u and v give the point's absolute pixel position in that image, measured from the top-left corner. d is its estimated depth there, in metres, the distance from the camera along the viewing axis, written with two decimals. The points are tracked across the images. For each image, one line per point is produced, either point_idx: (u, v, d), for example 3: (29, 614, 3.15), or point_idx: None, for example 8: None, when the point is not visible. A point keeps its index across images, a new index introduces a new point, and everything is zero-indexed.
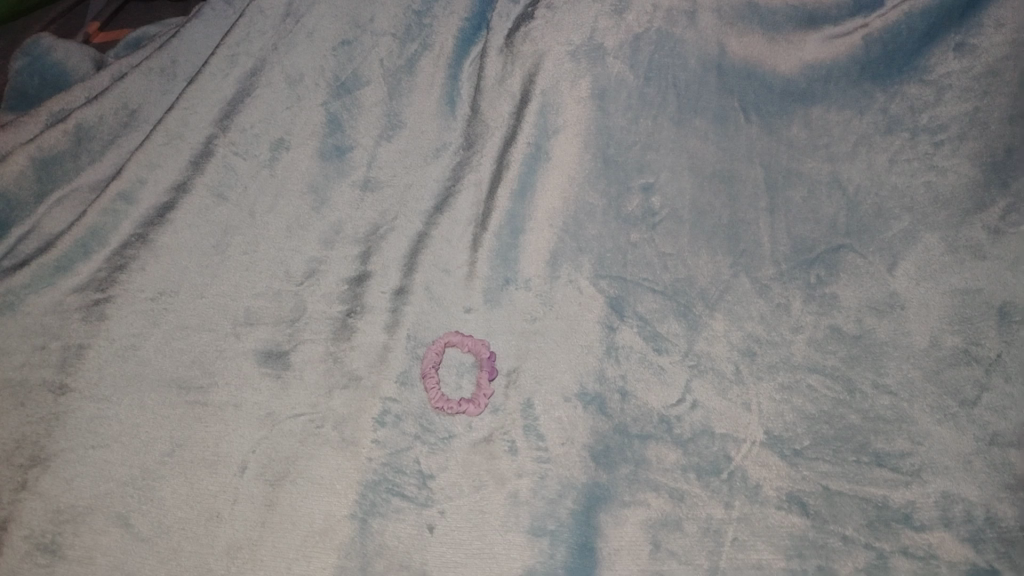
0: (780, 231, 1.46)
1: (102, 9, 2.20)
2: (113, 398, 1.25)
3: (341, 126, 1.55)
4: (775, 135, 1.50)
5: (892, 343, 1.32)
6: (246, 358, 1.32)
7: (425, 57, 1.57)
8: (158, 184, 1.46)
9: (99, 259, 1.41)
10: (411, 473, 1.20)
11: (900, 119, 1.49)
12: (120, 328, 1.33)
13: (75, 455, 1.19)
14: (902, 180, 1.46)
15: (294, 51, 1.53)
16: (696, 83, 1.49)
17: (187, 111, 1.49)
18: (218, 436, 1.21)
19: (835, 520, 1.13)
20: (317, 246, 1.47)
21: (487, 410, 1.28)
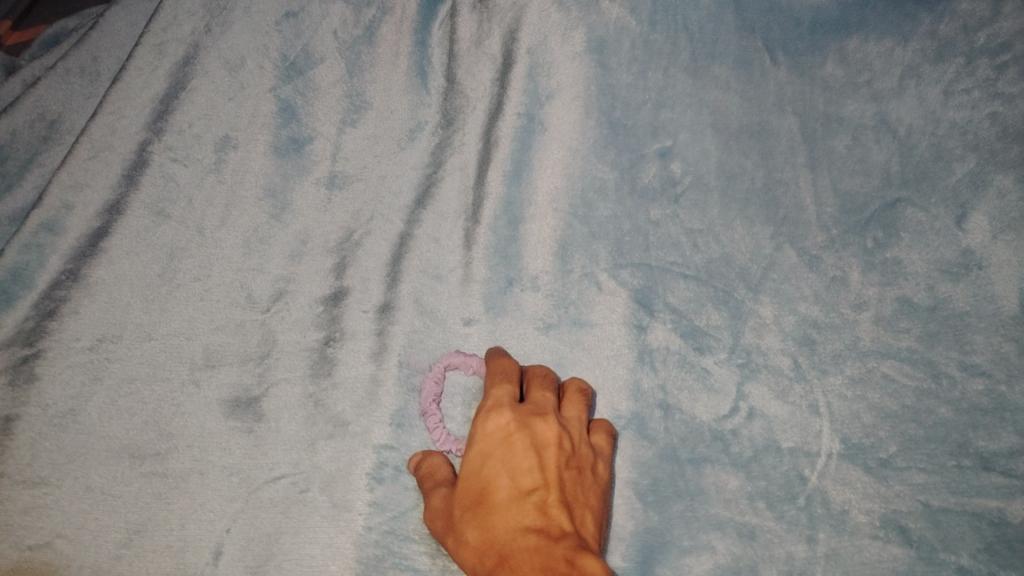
0: (825, 189, 1.23)
1: None
2: (51, 480, 1.04)
3: (296, 114, 1.29)
4: (806, 76, 1.27)
5: (974, 312, 1.11)
6: (209, 411, 1.10)
7: (386, 23, 1.33)
8: (87, 208, 1.21)
9: (24, 308, 1.15)
10: (420, 539, 1.02)
11: (953, 42, 1.24)
12: (54, 390, 1.11)
13: (8, 563, 0.98)
14: (963, 114, 1.22)
15: (230, 32, 1.29)
16: (709, 23, 1.29)
17: (114, 117, 1.25)
18: (184, 515, 1.02)
19: (945, 548, 0.97)
20: (282, 262, 1.22)
21: None
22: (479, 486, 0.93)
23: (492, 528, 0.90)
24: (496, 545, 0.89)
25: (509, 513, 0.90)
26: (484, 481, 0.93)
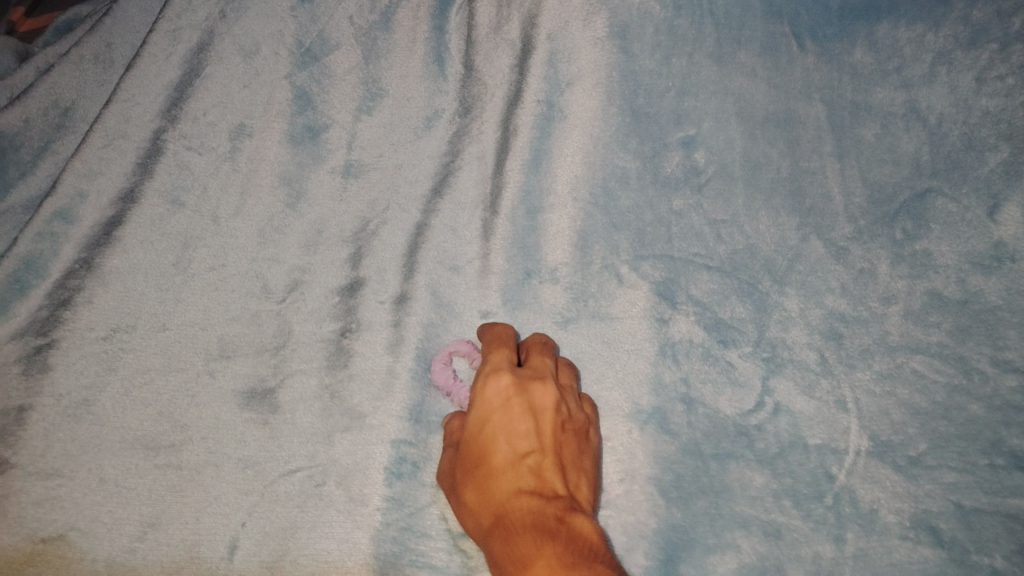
0: (852, 178, 1.20)
1: None
2: (65, 471, 1.02)
3: (311, 101, 1.27)
4: (836, 63, 1.24)
5: (1008, 306, 1.08)
6: (224, 402, 1.08)
7: (403, 8, 1.31)
8: (101, 196, 1.20)
9: (39, 296, 1.15)
10: (438, 535, 0.99)
11: (986, 28, 1.20)
12: (68, 380, 1.09)
13: (20, 555, 0.96)
14: (996, 102, 1.18)
15: (246, 17, 1.29)
16: (735, 7, 1.27)
17: (129, 104, 1.24)
18: (199, 508, 1.00)
19: (978, 549, 0.93)
20: (297, 252, 1.20)
21: None
22: (478, 449, 0.89)
23: (491, 491, 0.86)
24: (491, 506, 0.85)
25: (506, 477, 0.86)
26: (483, 444, 0.89)
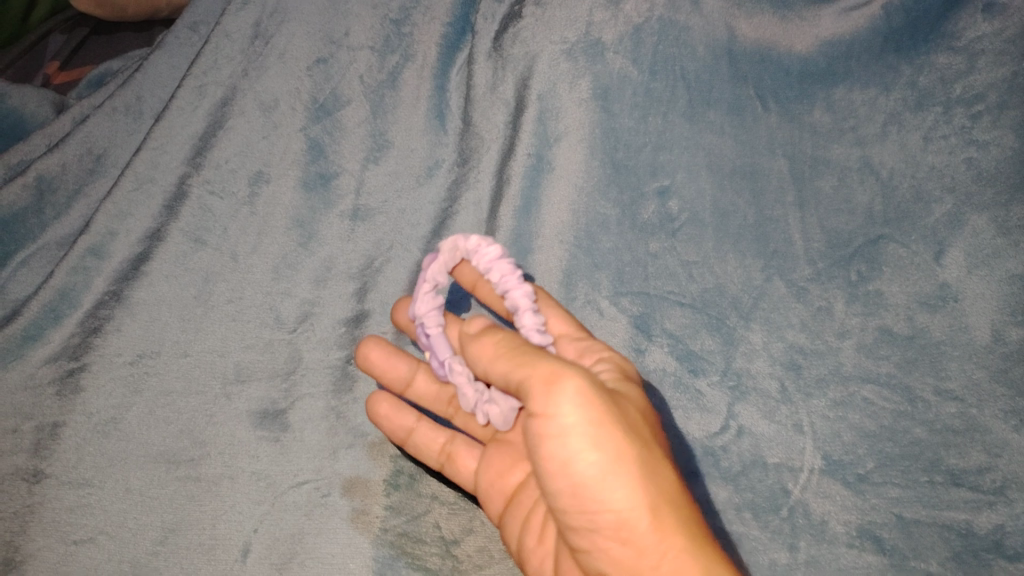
0: (812, 225, 1.31)
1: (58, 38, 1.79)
2: (94, 482, 1.16)
3: (323, 151, 1.39)
4: (797, 122, 1.36)
5: (951, 342, 1.18)
6: (239, 422, 1.22)
7: (409, 69, 1.42)
8: (130, 235, 1.33)
9: (71, 324, 1.27)
10: (432, 541, 1.13)
11: (931, 92, 1.31)
12: (98, 400, 1.23)
13: (55, 556, 1.11)
14: (941, 159, 1.28)
15: (266, 75, 1.41)
16: (706, 71, 1.38)
17: (157, 152, 1.37)
18: (215, 516, 1.14)
19: (916, 556, 1.06)
20: (308, 286, 1.32)
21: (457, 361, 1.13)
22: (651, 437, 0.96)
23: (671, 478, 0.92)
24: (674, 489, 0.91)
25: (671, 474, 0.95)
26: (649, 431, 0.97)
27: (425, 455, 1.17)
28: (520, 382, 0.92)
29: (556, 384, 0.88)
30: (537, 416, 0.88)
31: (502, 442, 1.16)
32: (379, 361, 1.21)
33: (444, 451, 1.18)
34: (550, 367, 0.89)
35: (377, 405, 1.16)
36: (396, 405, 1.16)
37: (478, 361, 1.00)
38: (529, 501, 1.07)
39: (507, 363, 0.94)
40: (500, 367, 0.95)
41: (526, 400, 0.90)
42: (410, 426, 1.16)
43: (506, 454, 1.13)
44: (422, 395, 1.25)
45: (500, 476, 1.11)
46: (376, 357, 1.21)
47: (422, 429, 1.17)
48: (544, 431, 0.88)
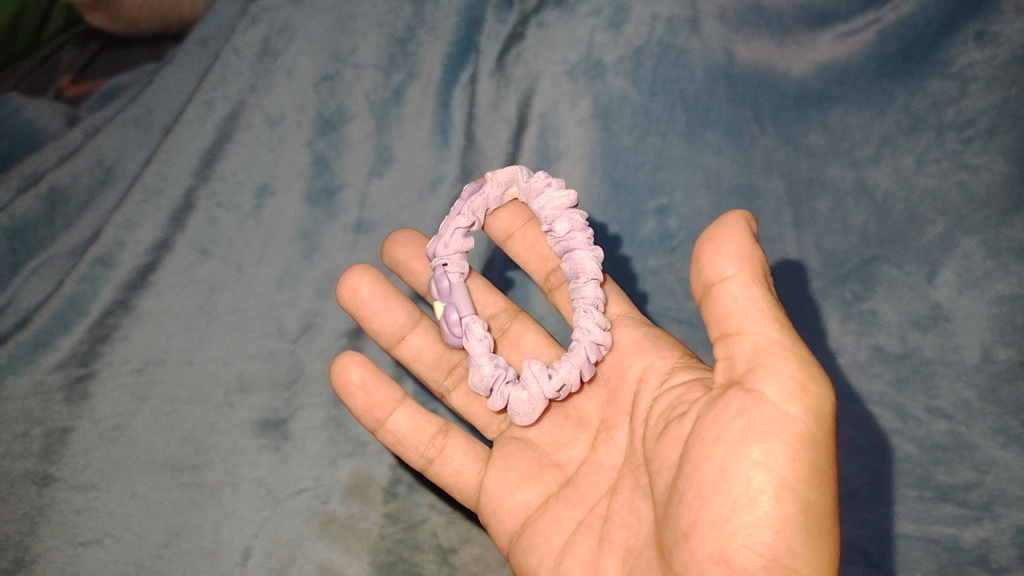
0: (809, 245, 1.33)
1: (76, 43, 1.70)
2: (101, 486, 1.20)
3: (329, 165, 1.43)
4: (794, 143, 1.38)
5: (941, 360, 1.19)
6: (240, 430, 1.24)
7: (413, 86, 1.45)
8: (138, 245, 1.36)
9: (80, 332, 1.31)
10: (428, 549, 1.14)
11: (924, 117, 1.31)
12: (104, 407, 1.27)
13: (62, 557, 1.14)
14: (934, 181, 1.28)
15: (273, 92, 1.43)
16: (704, 93, 1.41)
17: (166, 163, 1.40)
18: (218, 520, 1.16)
19: (903, 569, 1.08)
20: (311, 298, 1.35)
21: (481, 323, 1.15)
22: None
23: None
24: None
25: None
26: None
27: (410, 443, 1.13)
28: (762, 350, 0.81)
29: (807, 387, 0.78)
30: (767, 403, 0.78)
31: (509, 452, 1.08)
32: (379, 299, 1.20)
33: (433, 447, 1.12)
34: (816, 368, 0.79)
35: (348, 373, 1.14)
36: (372, 374, 1.14)
37: (729, 255, 0.84)
38: (561, 530, 0.96)
39: (762, 307, 0.82)
40: (748, 302, 0.83)
41: (756, 378, 0.80)
42: (385, 402, 1.14)
43: (515, 466, 1.05)
44: (416, 360, 1.22)
45: (511, 495, 1.03)
46: (366, 283, 1.20)
47: (399, 416, 1.14)
48: (767, 423, 0.77)
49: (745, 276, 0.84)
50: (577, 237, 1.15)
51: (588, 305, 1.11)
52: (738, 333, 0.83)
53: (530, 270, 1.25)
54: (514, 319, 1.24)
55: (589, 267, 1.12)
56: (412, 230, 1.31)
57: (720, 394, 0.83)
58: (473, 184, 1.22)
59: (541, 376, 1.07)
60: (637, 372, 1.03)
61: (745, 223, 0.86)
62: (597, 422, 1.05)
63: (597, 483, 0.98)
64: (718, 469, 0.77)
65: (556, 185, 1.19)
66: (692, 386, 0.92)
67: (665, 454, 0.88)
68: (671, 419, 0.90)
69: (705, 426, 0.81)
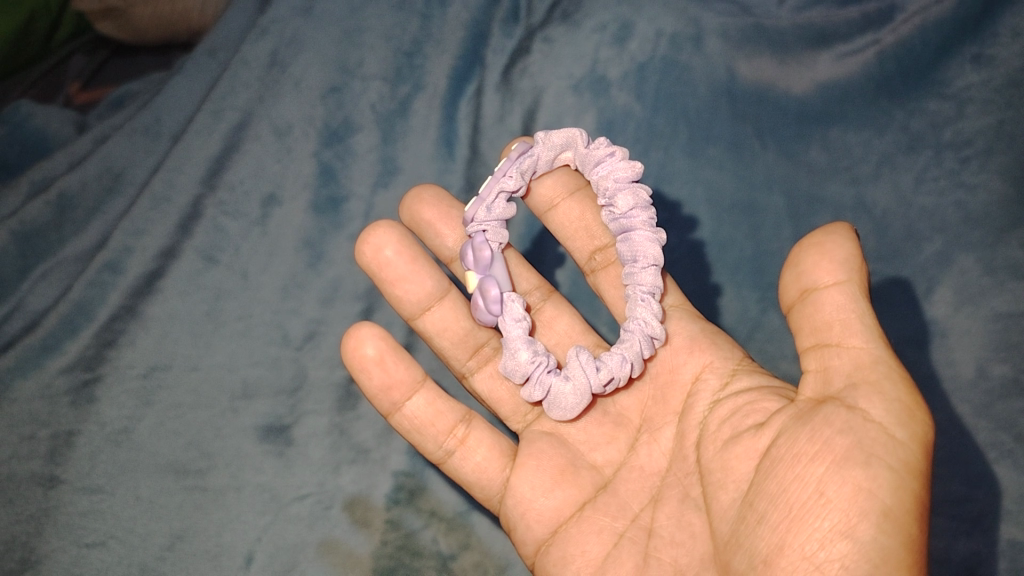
0: None
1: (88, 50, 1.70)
2: (106, 488, 1.22)
3: (335, 176, 1.44)
4: (794, 159, 1.39)
5: (936, 377, 1.19)
6: (244, 436, 1.26)
7: (419, 99, 1.48)
8: (145, 251, 1.38)
9: (87, 337, 1.34)
10: (429, 555, 1.15)
11: (922, 136, 1.34)
12: (111, 411, 1.28)
13: (68, 558, 1.16)
14: (931, 200, 1.30)
15: (281, 102, 1.46)
16: (706, 109, 1.43)
17: (175, 172, 1.42)
18: (222, 523, 1.19)
19: None
20: (315, 306, 1.36)
21: (521, 303, 1.11)
22: None
23: None
24: None
25: None
26: None
27: (430, 432, 1.10)
28: (863, 367, 0.84)
29: (912, 415, 0.82)
30: (871, 421, 0.81)
31: (540, 450, 1.05)
32: (405, 263, 1.16)
33: (453, 438, 1.10)
34: (917, 394, 0.84)
35: (362, 347, 1.11)
36: (390, 350, 1.11)
37: (839, 263, 0.86)
38: (599, 542, 0.95)
39: (867, 321, 0.85)
40: (852, 313, 0.86)
41: (859, 396, 0.83)
42: (402, 383, 1.11)
43: (546, 466, 1.02)
44: (439, 335, 1.17)
45: (543, 498, 1.00)
46: (392, 245, 1.16)
47: (416, 401, 1.11)
48: (873, 444, 0.80)
49: (851, 284, 0.86)
50: (638, 216, 1.11)
51: (645, 293, 1.08)
52: (838, 344, 0.86)
53: (572, 246, 1.22)
54: (548, 299, 1.21)
55: (651, 252, 1.09)
56: (438, 188, 1.26)
57: (810, 407, 0.86)
58: (524, 144, 1.17)
59: (589, 366, 1.04)
60: (691, 372, 1.02)
61: (852, 234, 0.88)
62: (639, 421, 1.04)
63: (636, 493, 0.98)
64: (815, 490, 0.80)
65: (621, 156, 1.14)
66: (755, 394, 0.93)
67: (734, 465, 0.89)
68: (736, 430, 0.91)
69: (799, 441, 0.83)
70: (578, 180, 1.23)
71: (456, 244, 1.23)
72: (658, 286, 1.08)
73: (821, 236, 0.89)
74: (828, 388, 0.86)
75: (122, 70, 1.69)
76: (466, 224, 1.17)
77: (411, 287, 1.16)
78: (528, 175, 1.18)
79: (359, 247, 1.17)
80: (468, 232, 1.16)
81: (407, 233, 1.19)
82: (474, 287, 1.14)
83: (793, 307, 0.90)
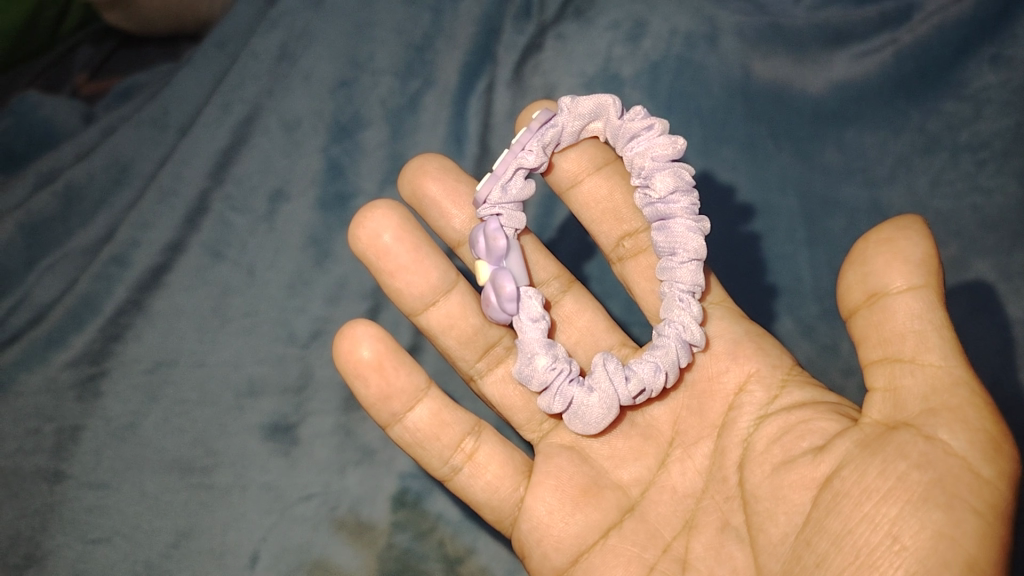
0: (823, 266, 1.31)
1: (95, 36, 1.67)
2: (112, 484, 1.21)
3: (342, 172, 1.42)
4: (808, 161, 1.37)
5: None
6: (250, 434, 1.25)
7: (429, 94, 1.46)
8: (152, 245, 1.37)
9: (93, 331, 1.33)
10: (436, 558, 1.15)
11: (939, 138, 1.32)
12: (116, 406, 1.28)
13: (73, 554, 1.16)
14: (948, 204, 1.28)
15: (290, 96, 1.44)
16: (720, 109, 1.41)
17: (182, 165, 1.41)
18: (227, 522, 1.18)
19: None
20: (322, 304, 1.35)
21: (540, 303, 1.06)
22: None
23: None
24: None
25: None
26: None
27: (433, 447, 1.05)
28: (940, 389, 0.80)
29: (997, 449, 0.77)
30: (952, 455, 0.76)
31: (558, 467, 1.00)
32: (406, 252, 1.10)
33: (461, 453, 1.05)
34: (1002, 424, 0.78)
35: (357, 350, 1.05)
36: (389, 354, 1.05)
37: (915, 266, 0.82)
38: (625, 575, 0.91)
39: (945, 336, 0.80)
40: (929, 325, 0.81)
41: (938, 425, 0.78)
42: (403, 392, 1.05)
43: (565, 486, 0.97)
44: (444, 333, 1.12)
45: (564, 521, 0.96)
46: (392, 230, 1.10)
47: (419, 411, 1.06)
48: (955, 483, 0.75)
49: (927, 292, 0.81)
50: (678, 201, 1.04)
51: (684, 293, 1.02)
52: (912, 361, 0.81)
53: (598, 230, 1.16)
54: (568, 290, 1.16)
55: (692, 245, 1.02)
56: (444, 160, 1.19)
57: (878, 432, 0.81)
58: (548, 113, 1.09)
59: (617, 377, 1.00)
60: (734, 382, 0.96)
61: (927, 233, 0.84)
62: (671, 434, 0.99)
63: (667, 518, 0.93)
64: (886, 533, 0.75)
65: (660, 131, 1.06)
66: (809, 412, 0.89)
67: (787, 495, 0.84)
68: (789, 453, 0.87)
69: (867, 474, 0.78)
70: (606, 154, 1.16)
71: (464, 226, 1.17)
72: (698, 284, 1.02)
73: (893, 234, 0.84)
74: (899, 412, 0.81)
75: (129, 59, 1.65)
76: (478, 204, 1.10)
77: (408, 279, 1.10)
78: (550, 147, 1.10)
79: (355, 233, 1.11)
80: (481, 215, 1.09)
81: (409, 215, 1.13)
82: (486, 279, 1.07)
83: (859, 312, 0.86)
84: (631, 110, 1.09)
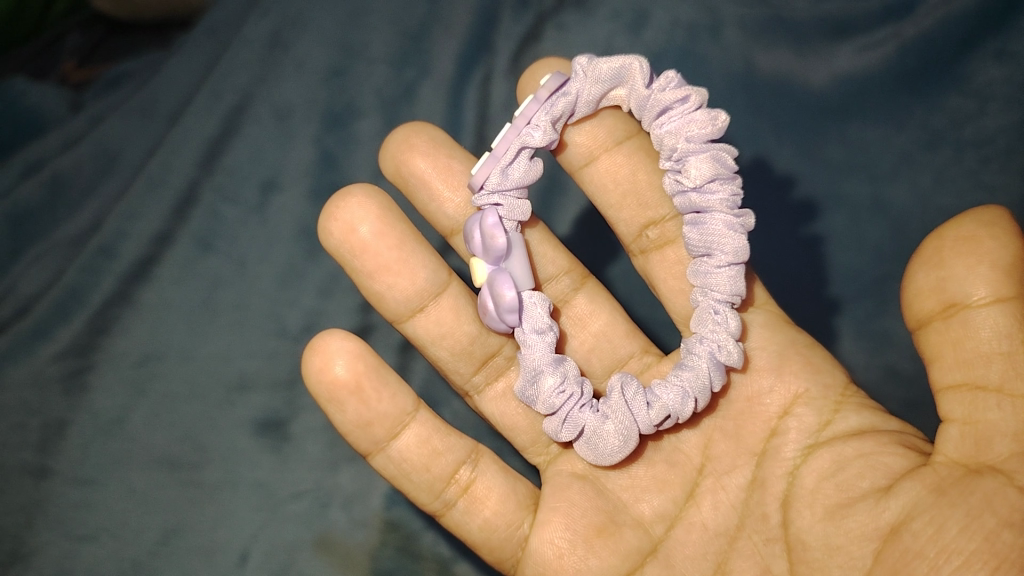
0: (822, 263, 1.30)
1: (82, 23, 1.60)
2: (99, 479, 1.20)
3: (336, 162, 1.39)
4: (809, 155, 1.35)
5: None
6: (240, 430, 1.23)
7: (426, 84, 1.43)
8: (140, 237, 1.34)
9: (78, 325, 1.30)
10: (430, 557, 1.13)
11: (943, 134, 1.30)
12: (103, 400, 1.25)
13: (58, 551, 1.15)
14: (950, 201, 1.27)
15: (282, 84, 1.41)
16: (722, 101, 1.38)
17: (172, 155, 1.38)
18: (217, 519, 1.17)
19: None
20: (315, 296, 1.32)
21: (547, 319, 1.03)
22: None
23: None
24: None
25: None
26: None
27: (421, 479, 1.03)
28: None
29: None
30: None
31: (569, 503, 0.97)
32: (387, 249, 1.07)
33: (454, 486, 1.03)
34: None
35: (332, 366, 1.02)
36: (366, 373, 1.02)
37: (998, 272, 0.79)
38: None
39: None
40: (1018, 348, 0.79)
41: None
42: (386, 416, 1.02)
43: (577, 526, 0.95)
44: (436, 343, 1.09)
45: (577, 565, 0.94)
46: (370, 222, 1.07)
47: (405, 437, 1.03)
48: None
49: (1014, 304, 0.79)
50: (716, 192, 1.01)
51: (720, 303, 1.00)
52: (999, 390, 0.79)
53: (618, 216, 1.13)
54: (580, 288, 1.14)
55: (731, 246, 0.99)
56: (432, 134, 1.16)
57: (957, 477, 0.79)
58: (559, 79, 1.06)
59: (637, 403, 0.98)
60: (778, 406, 0.94)
61: (1013, 233, 0.81)
62: (700, 462, 0.97)
63: (696, 563, 0.92)
64: None
65: (695, 103, 1.03)
66: (868, 444, 0.87)
67: (844, 546, 0.83)
68: (846, 493, 0.85)
69: (948, 530, 0.76)
70: (627, 128, 1.13)
71: (456, 210, 1.14)
72: (736, 293, 0.99)
73: (976, 232, 0.82)
74: (983, 453, 0.79)
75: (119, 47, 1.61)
76: (476, 190, 1.06)
77: (386, 281, 1.07)
78: (562, 119, 1.07)
79: (328, 225, 1.08)
80: (479, 203, 1.06)
81: (389, 202, 1.09)
82: (482, 279, 1.04)
83: (932, 323, 0.83)
84: (663, 77, 1.05)
